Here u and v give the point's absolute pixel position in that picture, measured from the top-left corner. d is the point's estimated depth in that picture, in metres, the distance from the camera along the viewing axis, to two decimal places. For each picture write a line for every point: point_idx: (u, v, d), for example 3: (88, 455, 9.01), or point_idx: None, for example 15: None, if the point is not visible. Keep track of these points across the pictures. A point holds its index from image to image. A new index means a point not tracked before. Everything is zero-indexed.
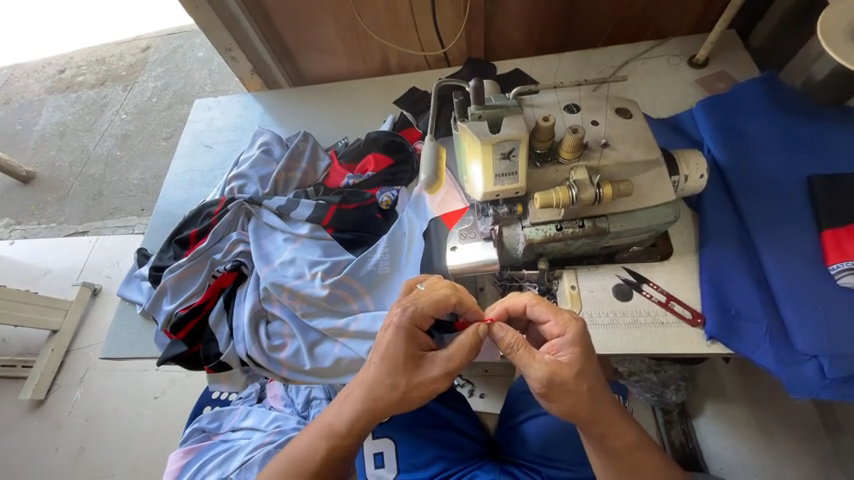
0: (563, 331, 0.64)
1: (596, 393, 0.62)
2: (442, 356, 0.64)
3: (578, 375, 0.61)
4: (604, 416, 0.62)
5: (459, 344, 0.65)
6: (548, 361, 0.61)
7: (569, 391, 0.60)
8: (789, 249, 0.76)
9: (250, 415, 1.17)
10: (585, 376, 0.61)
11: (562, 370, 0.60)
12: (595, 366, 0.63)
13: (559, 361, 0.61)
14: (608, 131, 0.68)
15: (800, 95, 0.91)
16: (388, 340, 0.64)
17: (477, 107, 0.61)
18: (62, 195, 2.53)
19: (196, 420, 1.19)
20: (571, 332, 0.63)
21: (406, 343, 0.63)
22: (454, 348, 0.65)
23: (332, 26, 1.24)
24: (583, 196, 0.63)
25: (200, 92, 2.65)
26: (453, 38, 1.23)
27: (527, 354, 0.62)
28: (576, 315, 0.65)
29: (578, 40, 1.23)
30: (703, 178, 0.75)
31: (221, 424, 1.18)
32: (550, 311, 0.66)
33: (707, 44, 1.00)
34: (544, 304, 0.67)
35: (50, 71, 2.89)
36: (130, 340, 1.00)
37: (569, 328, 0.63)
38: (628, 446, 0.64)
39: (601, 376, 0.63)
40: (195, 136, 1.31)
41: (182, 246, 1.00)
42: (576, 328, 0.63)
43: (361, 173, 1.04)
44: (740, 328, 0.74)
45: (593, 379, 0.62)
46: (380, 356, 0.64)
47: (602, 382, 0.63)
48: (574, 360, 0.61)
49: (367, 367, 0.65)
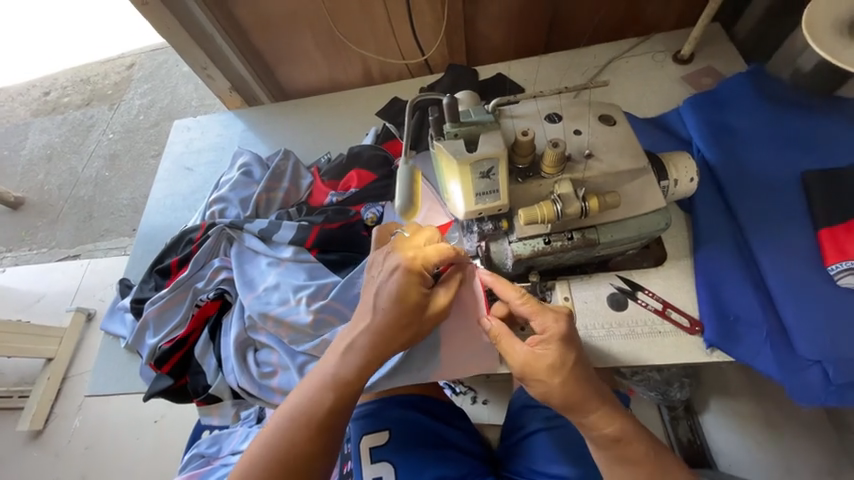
0: (545, 329, 0.66)
1: (577, 386, 0.64)
2: (441, 292, 0.71)
3: (555, 368, 0.64)
4: (584, 404, 0.64)
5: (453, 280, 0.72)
6: (525, 352, 0.66)
7: (541, 380, 0.65)
8: (785, 248, 0.74)
9: (250, 438, 1.06)
10: (560, 372, 0.64)
11: (537, 361, 0.65)
12: (579, 365, 0.65)
13: (536, 354, 0.65)
14: (592, 140, 0.66)
15: (788, 88, 0.88)
16: (386, 287, 0.68)
17: (452, 124, 0.58)
18: (52, 219, 2.49)
19: (196, 445, 1.14)
20: (550, 331, 0.65)
21: (404, 288, 0.67)
22: (446, 285, 0.71)
23: (309, 39, 1.21)
24: (569, 210, 0.60)
25: (186, 108, 2.62)
26: (433, 45, 1.21)
27: (508, 343, 0.68)
28: (562, 314, 0.67)
29: (561, 40, 1.20)
30: (694, 181, 0.73)
31: (221, 447, 1.10)
32: (535, 309, 0.68)
33: (691, 39, 0.98)
34: (530, 305, 0.68)
35: (35, 94, 2.85)
36: (116, 375, 0.98)
37: (554, 327, 0.66)
38: (621, 434, 0.65)
39: (582, 371, 0.65)
40: (175, 159, 1.28)
41: (163, 275, 0.97)
42: (556, 328, 0.66)
43: (344, 190, 1.02)
44: (740, 333, 0.72)
45: (569, 376, 0.64)
46: (388, 301, 0.67)
47: (585, 378, 0.65)
48: (552, 355, 0.65)
49: (366, 317, 0.69)
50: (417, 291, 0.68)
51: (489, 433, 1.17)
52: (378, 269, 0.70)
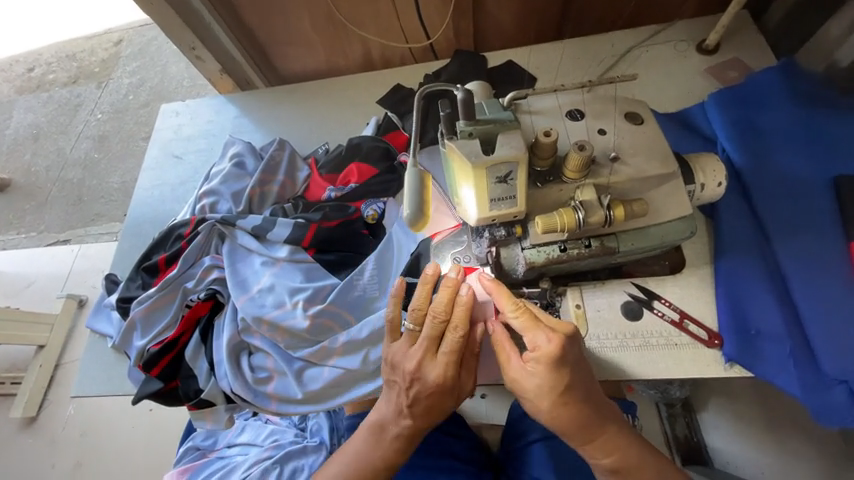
0: (535, 348, 0.60)
1: (567, 410, 0.60)
2: (457, 336, 0.62)
3: (544, 391, 0.60)
4: (576, 432, 0.62)
5: (463, 316, 0.62)
6: (515, 369, 0.62)
7: (529, 399, 0.62)
8: (814, 261, 0.70)
9: (246, 430, 1.08)
10: (549, 397, 0.60)
11: (524, 381, 0.61)
12: (574, 388, 0.60)
13: (524, 374, 0.61)
14: (618, 142, 0.60)
15: (822, 85, 0.82)
16: (398, 347, 0.67)
17: (466, 122, 0.52)
18: (40, 202, 2.40)
19: (192, 437, 1.12)
20: (540, 353, 0.59)
21: (416, 348, 0.65)
22: (453, 322, 0.63)
23: (307, 18, 1.12)
24: (591, 219, 0.55)
25: (178, 88, 2.50)
26: (439, 27, 1.13)
27: (502, 356, 0.64)
28: (560, 338, 0.59)
29: (575, 25, 1.13)
30: (721, 186, 0.67)
31: (216, 440, 1.09)
32: (527, 323, 0.61)
33: (719, 28, 0.91)
34: (526, 318, 0.62)
35: (18, 70, 2.71)
36: (103, 376, 0.93)
37: (546, 346, 0.59)
38: (620, 465, 0.63)
39: (578, 394, 0.60)
40: (163, 146, 1.20)
41: (151, 273, 0.92)
42: (547, 351, 0.59)
43: (343, 186, 0.96)
44: (761, 349, 0.68)
45: (556, 402, 0.60)
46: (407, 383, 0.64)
47: (577, 406, 0.60)
48: (540, 377, 0.60)
49: (385, 375, 0.68)
50: (429, 342, 0.64)
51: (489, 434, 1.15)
52: (392, 356, 0.67)
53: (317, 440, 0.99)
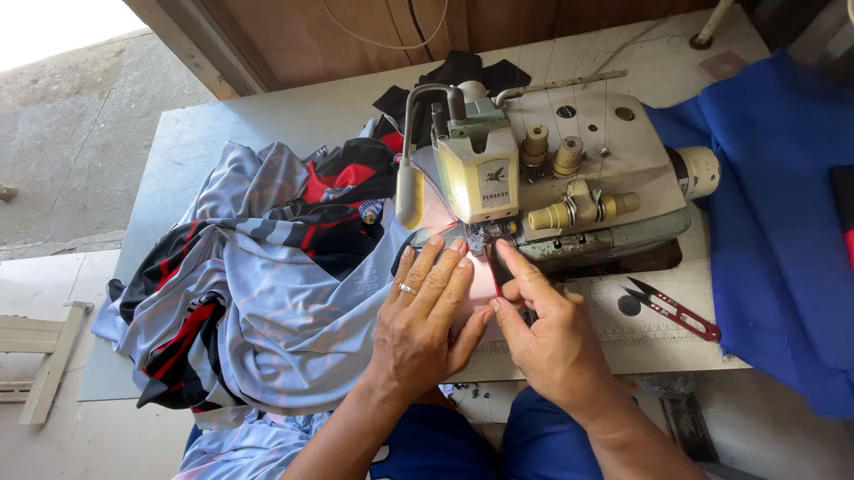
0: (544, 314, 0.61)
1: (579, 378, 0.60)
2: (448, 301, 0.64)
3: (554, 359, 0.60)
4: (589, 406, 0.61)
5: (457, 283, 0.64)
6: (525, 340, 0.62)
7: (540, 371, 0.61)
8: (810, 251, 0.70)
9: (250, 433, 1.07)
10: (561, 364, 0.60)
11: (535, 350, 0.61)
12: (583, 354, 0.60)
13: (535, 343, 0.61)
14: (608, 137, 0.61)
15: (816, 78, 0.82)
16: (393, 307, 0.68)
17: (457, 121, 0.53)
18: (46, 211, 2.44)
19: (197, 441, 1.15)
20: (551, 318, 0.60)
21: (408, 308, 0.66)
22: (448, 288, 0.65)
23: (303, 23, 1.14)
24: (583, 214, 0.55)
25: (179, 96, 2.53)
26: (434, 29, 1.14)
27: (511, 330, 0.64)
28: (566, 302, 0.61)
29: (569, 23, 1.13)
30: (715, 179, 0.68)
31: (222, 443, 1.11)
32: (539, 290, 0.61)
33: (712, 23, 0.91)
34: (536, 284, 0.62)
35: (23, 81, 2.75)
36: (108, 380, 0.95)
37: (552, 311, 0.60)
38: (629, 440, 0.62)
39: (589, 359, 0.61)
40: (164, 153, 1.22)
41: (153, 278, 0.93)
42: (557, 315, 0.60)
43: (341, 187, 0.96)
44: (759, 340, 0.68)
45: (569, 370, 0.60)
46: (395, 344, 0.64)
47: (590, 372, 0.60)
48: (550, 344, 0.60)
49: (377, 335, 0.68)
50: (422, 305, 0.65)
51: (492, 434, 1.15)
52: (383, 318, 0.67)
53: None
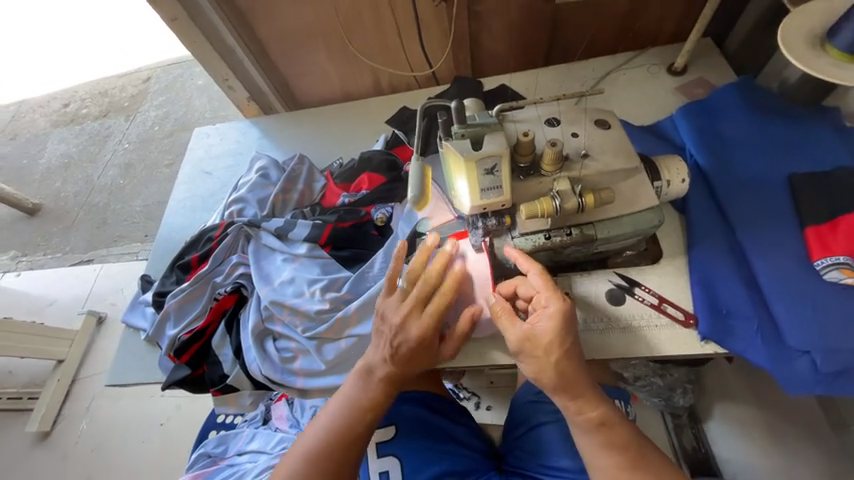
0: (545, 304, 0.69)
1: (569, 363, 0.67)
2: (440, 298, 0.72)
3: (550, 344, 0.67)
4: (572, 390, 0.68)
5: (449, 285, 0.73)
6: (524, 328, 0.69)
7: (537, 355, 0.67)
8: (775, 246, 0.78)
9: (255, 438, 1.21)
10: (558, 349, 0.67)
11: (535, 335, 0.68)
12: (573, 340, 0.68)
13: (536, 329, 0.68)
14: (588, 143, 0.72)
15: (776, 98, 0.94)
16: (391, 300, 0.76)
17: (460, 126, 0.64)
18: (67, 225, 2.58)
19: (204, 445, 1.25)
20: (554, 307, 0.68)
21: (404, 306, 0.74)
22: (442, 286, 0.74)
23: (324, 53, 1.30)
24: (567, 205, 0.65)
25: (200, 119, 2.73)
26: (440, 57, 1.28)
27: (508, 319, 0.70)
28: (566, 296, 0.70)
29: (560, 53, 1.28)
30: (685, 182, 0.77)
31: (226, 448, 1.22)
32: (546, 285, 0.70)
33: (684, 52, 1.04)
34: (542, 279, 0.71)
35: (55, 106, 2.98)
36: (134, 366, 1.02)
37: (550, 302, 0.69)
38: (606, 419, 0.69)
39: (578, 348, 0.69)
40: (195, 164, 1.35)
41: (184, 270, 1.03)
42: (560, 305, 0.68)
43: (355, 192, 1.07)
44: (733, 327, 0.75)
45: (565, 354, 0.67)
46: (395, 331, 0.73)
47: (577, 359, 0.68)
48: (550, 330, 0.67)
49: (375, 325, 0.77)
50: (417, 302, 0.73)
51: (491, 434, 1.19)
52: (383, 310, 0.75)
53: None
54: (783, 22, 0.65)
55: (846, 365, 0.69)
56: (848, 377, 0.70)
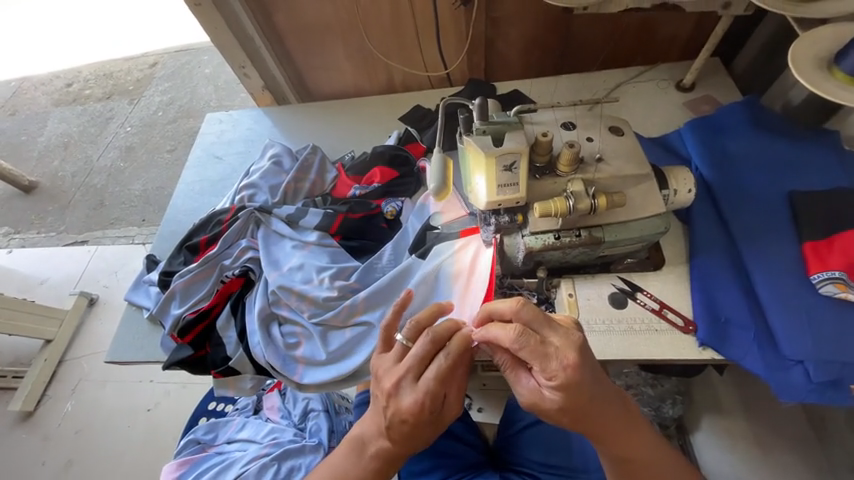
0: (553, 375, 0.59)
1: (586, 420, 0.61)
2: (441, 364, 0.64)
3: (560, 410, 0.61)
4: (598, 433, 0.63)
5: (452, 351, 0.65)
6: (531, 388, 0.63)
7: (549, 417, 0.63)
8: (774, 258, 0.81)
9: (246, 427, 1.22)
10: (569, 415, 0.61)
11: (542, 401, 0.62)
12: (591, 400, 0.60)
13: (544, 395, 0.62)
14: (602, 147, 0.75)
15: (779, 118, 0.98)
16: (385, 360, 0.71)
17: (481, 123, 0.67)
18: (63, 204, 2.55)
19: (191, 432, 1.23)
20: (559, 381, 0.58)
21: (400, 366, 0.67)
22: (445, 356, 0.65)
23: (342, 47, 1.32)
24: (580, 205, 0.68)
25: (206, 107, 2.73)
26: (455, 60, 1.30)
27: (513, 374, 0.66)
28: (581, 338, 0.61)
29: (572, 64, 1.31)
30: (691, 192, 0.80)
31: (216, 436, 1.22)
32: (555, 342, 0.60)
33: (694, 70, 1.08)
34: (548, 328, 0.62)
35: (58, 84, 2.96)
36: (135, 346, 1.02)
37: (561, 372, 0.58)
38: (634, 454, 0.65)
39: (601, 403, 0.61)
40: (206, 148, 1.35)
41: (192, 251, 1.03)
42: (567, 377, 0.58)
43: (367, 185, 1.09)
44: (730, 334, 0.78)
45: (578, 415, 0.61)
46: (388, 400, 0.65)
47: (600, 414, 0.61)
48: (555, 400, 0.60)
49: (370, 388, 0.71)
50: (418, 363, 0.66)
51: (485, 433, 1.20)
52: (380, 377, 0.69)
53: (316, 441, 1.14)
54: (795, 43, 0.68)
55: (838, 375, 0.72)
56: (839, 388, 0.72)
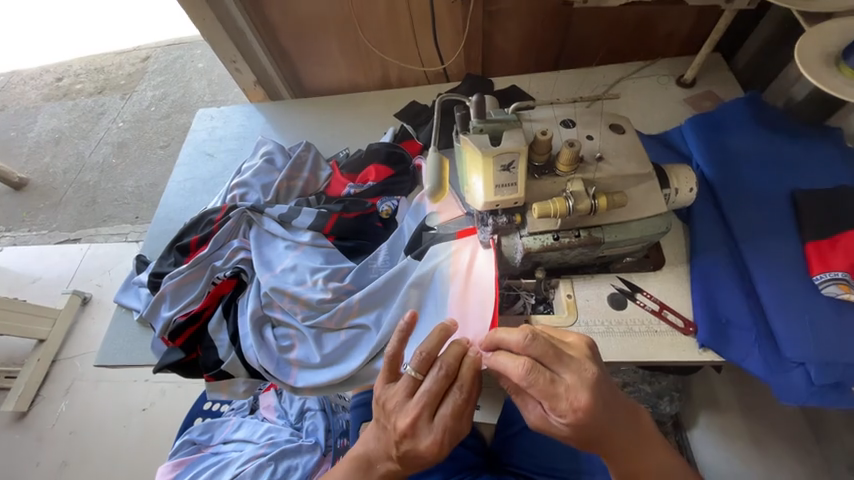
0: (564, 414, 0.58)
1: (595, 447, 0.62)
2: (457, 400, 0.66)
3: (568, 438, 0.62)
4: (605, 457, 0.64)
5: (466, 382, 0.66)
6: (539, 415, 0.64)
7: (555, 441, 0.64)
8: (775, 258, 0.80)
9: (241, 427, 1.21)
10: (577, 442, 0.62)
11: (549, 428, 0.63)
12: (600, 431, 0.60)
13: (552, 424, 0.62)
14: (602, 145, 0.73)
15: (781, 115, 0.96)
16: (394, 392, 0.69)
17: (478, 121, 0.65)
18: (54, 202, 2.50)
19: (186, 432, 1.22)
20: (571, 420, 0.58)
21: (413, 403, 0.66)
22: (458, 387, 0.66)
23: (336, 41, 1.28)
24: (580, 206, 0.66)
25: (199, 101, 2.68)
26: (452, 55, 1.28)
27: (521, 399, 0.66)
28: (593, 373, 0.59)
29: (571, 59, 1.28)
30: (693, 191, 0.78)
31: (211, 436, 1.20)
32: (566, 380, 0.59)
33: (695, 65, 1.06)
34: (559, 364, 0.60)
35: (48, 79, 2.89)
36: (125, 348, 1.00)
37: (572, 411, 0.58)
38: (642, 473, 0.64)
39: (610, 432, 0.61)
40: (197, 145, 1.32)
41: (182, 252, 1.01)
42: (580, 417, 0.58)
43: (362, 183, 1.06)
44: (730, 335, 0.77)
45: (586, 443, 0.62)
46: (403, 438, 0.65)
47: (610, 442, 0.62)
48: (564, 431, 0.61)
49: (377, 415, 0.70)
50: (431, 401, 0.66)
51: None
52: (391, 413, 0.67)
53: (312, 441, 1.13)
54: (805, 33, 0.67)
55: (840, 378, 0.71)
56: (840, 391, 0.72)
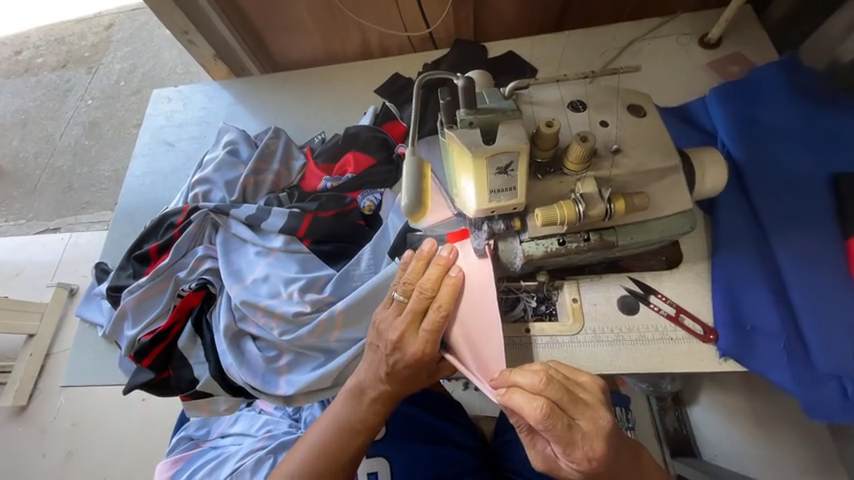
0: (579, 461, 0.56)
1: None
2: (435, 312, 0.65)
3: None
4: None
5: (445, 292, 0.65)
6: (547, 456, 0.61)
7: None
8: (810, 255, 0.71)
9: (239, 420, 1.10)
10: None
11: (557, 469, 0.61)
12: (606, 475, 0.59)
13: (560, 464, 0.60)
14: (620, 134, 0.61)
15: (823, 81, 0.82)
16: (386, 313, 0.70)
17: (467, 111, 0.52)
18: (28, 189, 2.34)
19: (184, 427, 1.13)
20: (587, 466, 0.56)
21: (400, 319, 0.68)
22: (437, 300, 0.66)
23: (304, 3, 1.10)
24: (591, 212, 0.56)
25: (171, 75, 2.45)
26: (440, 16, 1.10)
27: (528, 439, 0.62)
28: (607, 421, 0.58)
29: (578, 16, 1.11)
30: (721, 181, 0.67)
31: (209, 430, 1.10)
32: (582, 426, 0.56)
33: (723, 21, 0.90)
34: (577, 409, 0.57)
35: (4, 52, 2.62)
36: (93, 365, 0.92)
37: (588, 458, 0.56)
38: None
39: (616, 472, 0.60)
40: (155, 133, 1.17)
41: (141, 262, 0.90)
42: (597, 463, 0.56)
43: (339, 175, 0.94)
44: (756, 344, 0.69)
45: None
46: (390, 352, 0.67)
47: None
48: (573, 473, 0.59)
49: (370, 338, 0.71)
50: (413, 315, 0.67)
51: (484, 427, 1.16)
52: (380, 331, 0.69)
53: None
54: None
55: None
56: None
